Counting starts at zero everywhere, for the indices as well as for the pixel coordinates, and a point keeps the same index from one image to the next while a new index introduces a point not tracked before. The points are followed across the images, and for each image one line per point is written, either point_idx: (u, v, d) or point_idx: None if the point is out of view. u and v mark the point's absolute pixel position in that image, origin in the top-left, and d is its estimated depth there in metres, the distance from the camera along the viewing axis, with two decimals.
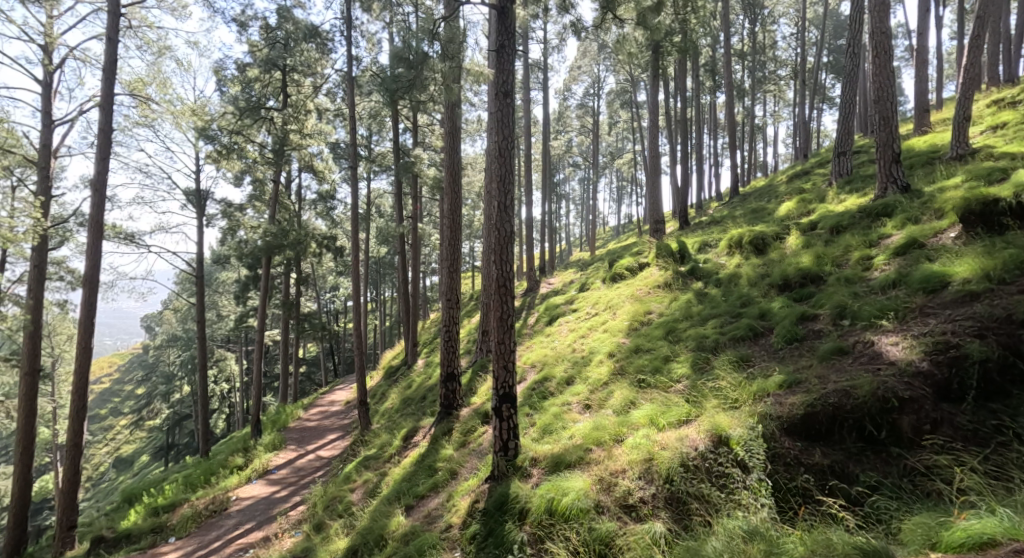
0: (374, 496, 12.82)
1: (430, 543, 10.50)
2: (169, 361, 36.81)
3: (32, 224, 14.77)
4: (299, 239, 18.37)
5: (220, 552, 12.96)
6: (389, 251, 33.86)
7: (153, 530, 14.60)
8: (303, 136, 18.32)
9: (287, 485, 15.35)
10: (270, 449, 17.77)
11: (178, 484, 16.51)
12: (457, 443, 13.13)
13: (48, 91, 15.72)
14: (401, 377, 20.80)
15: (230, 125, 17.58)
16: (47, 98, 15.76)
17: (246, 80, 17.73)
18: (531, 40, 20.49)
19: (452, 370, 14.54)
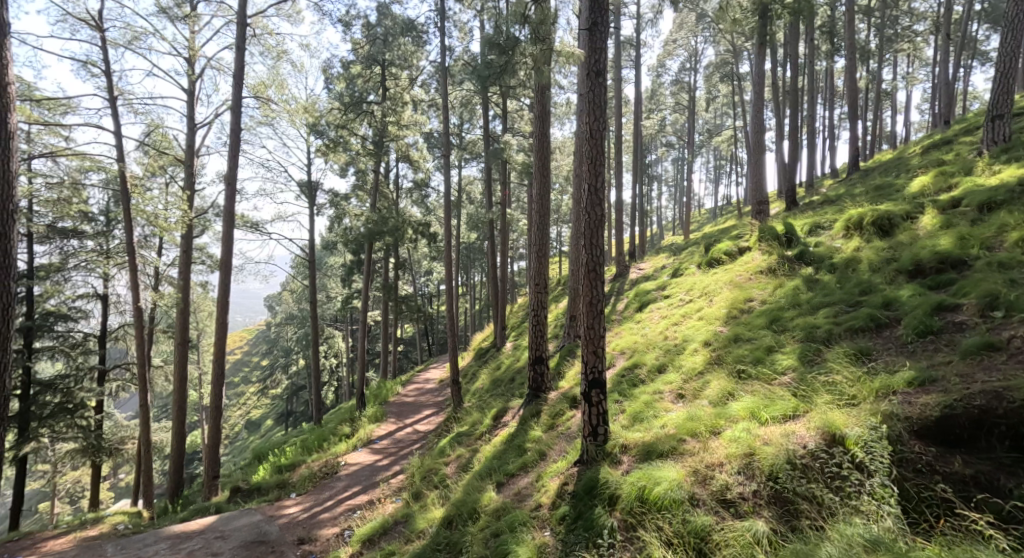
0: (467, 471, 12.84)
1: (520, 521, 10.39)
2: (289, 336, 38.45)
3: (181, 214, 15.90)
4: (399, 226, 18.55)
5: (330, 511, 13.24)
6: (477, 237, 34.10)
7: (279, 486, 14.98)
8: (402, 128, 18.32)
9: (389, 454, 15.62)
10: (373, 420, 18.11)
11: (296, 447, 17.15)
12: (545, 425, 12.98)
13: (191, 98, 16.42)
14: (490, 358, 20.90)
15: (336, 120, 18.18)
16: (190, 104, 16.46)
17: (350, 77, 18.22)
18: (622, 15, 19.95)
19: (541, 353, 14.38)
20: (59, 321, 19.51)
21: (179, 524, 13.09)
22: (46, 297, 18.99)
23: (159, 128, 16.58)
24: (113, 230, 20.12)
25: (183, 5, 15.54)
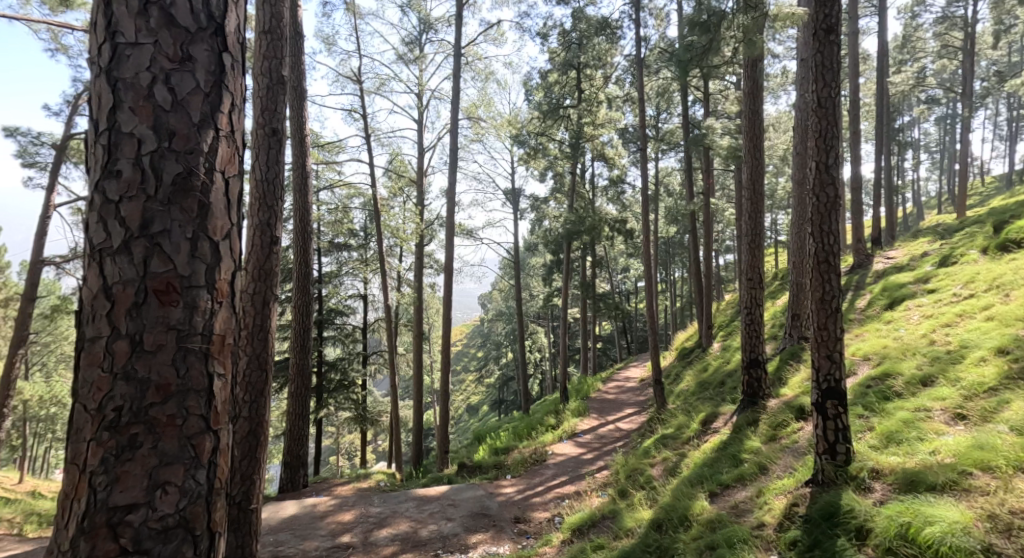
0: (675, 475, 12.00)
1: (740, 537, 9.16)
2: (497, 331, 39.73)
3: (416, 226, 16.71)
4: (596, 225, 17.82)
5: (541, 495, 12.90)
6: (678, 229, 32.85)
7: (495, 466, 14.71)
8: (597, 127, 17.76)
9: (594, 448, 15.17)
10: (577, 413, 17.84)
11: (509, 433, 17.08)
12: (766, 437, 11.84)
13: (421, 126, 17.09)
14: (695, 359, 19.87)
15: (536, 128, 18.14)
16: (421, 131, 17.13)
17: (547, 85, 17.99)
18: None
19: (756, 355, 13.21)
20: (337, 315, 21.51)
21: (422, 489, 13.22)
22: (329, 297, 21.13)
23: (400, 156, 17.74)
24: (370, 244, 21.88)
25: (414, 48, 16.11)
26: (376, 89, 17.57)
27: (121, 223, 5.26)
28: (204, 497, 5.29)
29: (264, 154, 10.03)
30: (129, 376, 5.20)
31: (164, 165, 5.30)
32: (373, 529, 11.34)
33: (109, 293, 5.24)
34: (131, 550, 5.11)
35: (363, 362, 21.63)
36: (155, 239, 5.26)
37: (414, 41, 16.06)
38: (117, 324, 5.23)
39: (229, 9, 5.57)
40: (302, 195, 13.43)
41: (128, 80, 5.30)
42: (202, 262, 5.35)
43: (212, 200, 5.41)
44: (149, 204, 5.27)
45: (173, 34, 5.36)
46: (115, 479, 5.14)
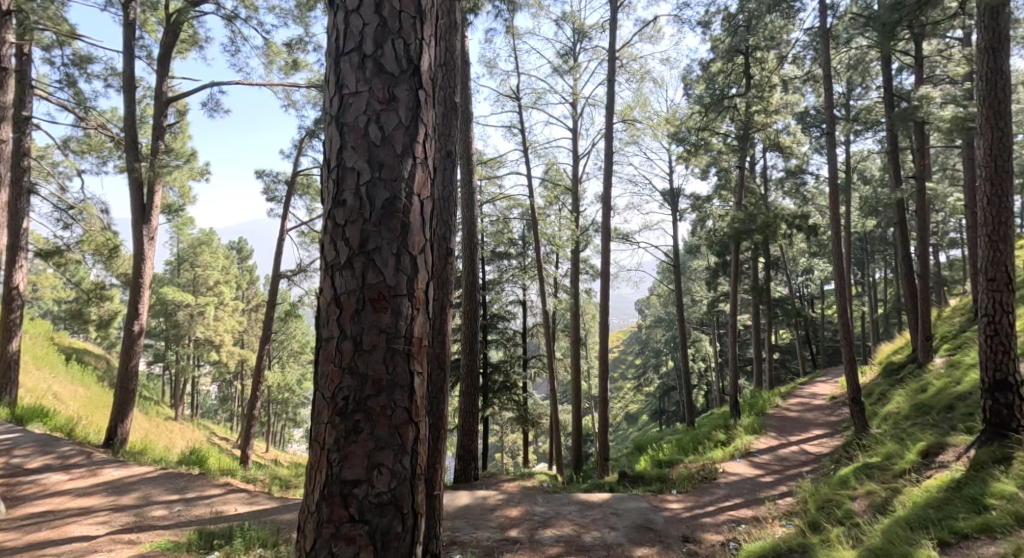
0: (884, 514, 10.58)
1: None
2: (657, 338, 38.72)
3: (573, 234, 16.59)
4: (770, 222, 15.82)
5: (712, 515, 12.04)
6: (886, 222, 29.29)
7: (659, 478, 13.77)
8: (770, 115, 16.19)
9: (772, 471, 14.01)
10: (750, 431, 16.46)
11: (672, 447, 16.24)
12: (1020, 479, 9.83)
13: (575, 133, 16.91)
14: (908, 378, 17.42)
15: (698, 124, 17.00)
16: (575, 137, 16.98)
17: (710, 76, 17.13)
18: None
19: (1007, 378, 10.94)
20: (500, 321, 21.92)
21: (584, 493, 12.82)
22: (493, 303, 21.89)
23: (556, 164, 17.67)
24: (529, 251, 21.94)
25: (569, 59, 16.00)
26: (533, 103, 17.81)
27: (347, 244, 7.16)
28: (408, 480, 7.17)
29: (440, 177, 11.09)
30: (353, 369, 7.11)
31: (376, 192, 7.17)
32: (538, 527, 11.31)
33: (339, 301, 7.16)
34: (358, 517, 7.05)
35: (523, 365, 21.84)
36: (371, 254, 7.14)
37: (569, 50, 15.93)
38: (345, 326, 7.13)
39: (421, 52, 7.33)
40: (469, 210, 14.27)
41: (350, 124, 7.21)
42: (404, 275, 7.18)
43: (411, 220, 7.23)
44: (366, 226, 7.15)
45: (383, 81, 7.21)
46: (345, 457, 7.08)
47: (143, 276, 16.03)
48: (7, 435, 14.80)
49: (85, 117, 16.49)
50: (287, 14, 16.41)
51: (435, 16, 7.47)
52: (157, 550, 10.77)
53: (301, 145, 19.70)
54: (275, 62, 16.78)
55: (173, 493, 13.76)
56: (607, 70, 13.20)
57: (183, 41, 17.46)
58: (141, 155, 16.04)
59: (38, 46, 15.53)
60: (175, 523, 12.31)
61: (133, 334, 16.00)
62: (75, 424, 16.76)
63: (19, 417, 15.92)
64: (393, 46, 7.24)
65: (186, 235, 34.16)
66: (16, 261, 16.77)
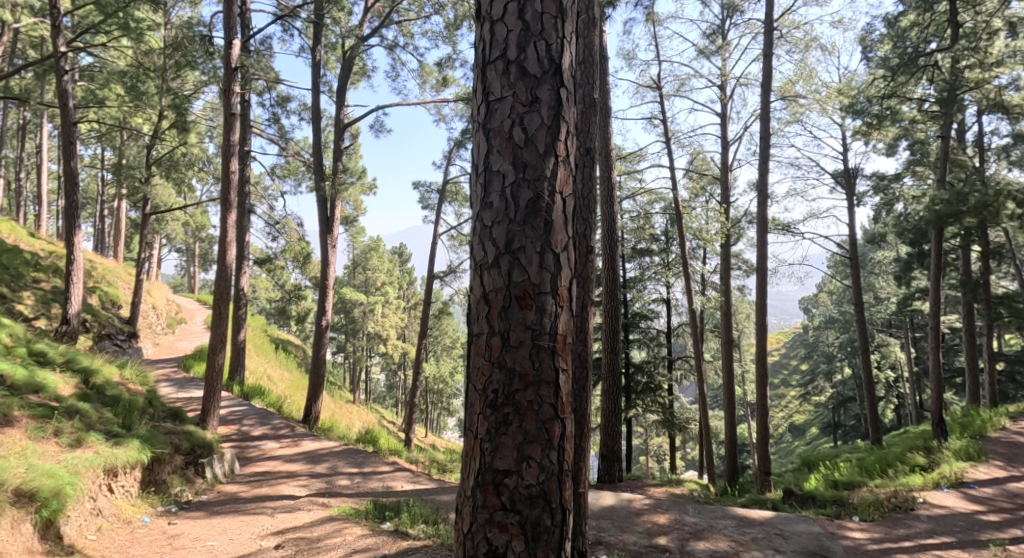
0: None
1: None
2: (829, 342, 35.86)
3: (722, 225, 15.47)
4: (987, 201, 13.83)
5: (908, 553, 10.49)
6: None
7: (835, 501, 12.23)
8: (986, 70, 14.06)
9: (988, 509, 11.91)
10: (961, 457, 14.06)
11: (851, 466, 14.54)
12: None
13: (724, 117, 15.83)
14: None
15: (881, 92, 15.26)
16: (724, 121, 15.88)
17: (899, 33, 15.12)
18: None
19: None
20: (642, 320, 21.06)
21: (744, 509, 11.69)
22: (632, 302, 21.03)
23: (702, 154, 16.60)
24: (673, 248, 20.98)
25: (717, 38, 14.91)
26: (676, 91, 16.74)
27: (494, 244, 6.71)
28: (557, 475, 6.68)
29: (580, 174, 10.52)
30: (502, 364, 6.67)
31: (520, 191, 6.70)
32: (690, 538, 10.46)
33: (487, 298, 6.71)
34: (509, 507, 6.62)
35: (669, 367, 20.93)
36: (517, 254, 6.67)
37: (717, 29, 14.84)
38: (492, 323, 6.69)
39: (564, 51, 6.81)
40: (608, 205, 13.64)
41: (496, 128, 6.75)
42: (548, 272, 6.68)
43: (556, 219, 6.72)
44: (511, 226, 6.68)
45: (526, 84, 6.73)
46: (495, 447, 6.65)
47: (328, 278, 16.62)
48: (235, 409, 16.37)
49: (286, 148, 17.27)
50: (437, 35, 16.46)
51: (577, 12, 6.92)
52: (343, 515, 11.07)
53: (450, 155, 19.83)
54: (427, 81, 16.91)
55: (354, 466, 14.25)
56: (765, 43, 12.03)
57: (356, 74, 18.30)
58: (325, 175, 16.68)
59: (252, 92, 16.39)
60: (356, 493, 12.79)
61: (321, 328, 16.66)
62: (283, 402, 18.24)
63: (245, 394, 17.67)
64: (536, 48, 6.74)
65: (359, 242, 35.59)
66: (240, 267, 17.87)
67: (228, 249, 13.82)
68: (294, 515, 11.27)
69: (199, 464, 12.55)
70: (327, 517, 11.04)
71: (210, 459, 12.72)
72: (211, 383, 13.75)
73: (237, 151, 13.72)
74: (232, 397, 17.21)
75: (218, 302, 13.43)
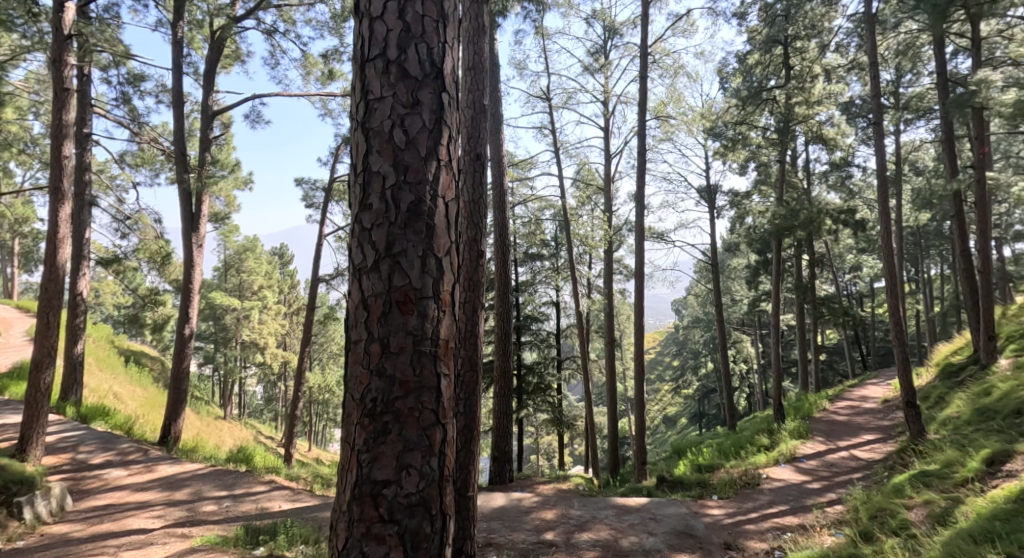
0: (944, 525, 9.87)
1: None
2: (696, 339, 38.26)
3: (607, 232, 16.33)
4: (812, 217, 15.41)
5: (755, 522, 11.55)
6: (932, 218, 28.49)
7: (699, 482, 13.45)
8: (811, 106, 15.96)
9: (818, 477, 13.31)
10: (796, 436, 15.67)
11: (712, 449, 15.74)
12: None
13: (607, 131, 16.77)
14: (967, 379, 15.88)
15: (734, 118, 16.64)
16: (607, 135, 16.79)
17: (747, 69, 16.58)
18: None
19: None
20: (534, 322, 21.76)
21: (622, 498, 12.53)
22: (525, 305, 21.89)
23: (587, 165, 17.48)
24: (563, 252, 21.77)
25: (600, 57, 15.81)
26: (564, 103, 17.67)
27: (374, 247, 7.09)
28: (437, 481, 7.08)
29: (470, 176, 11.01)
30: (381, 371, 7.05)
31: (402, 194, 7.10)
32: (575, 530, 11.10)
33: (367, 303, 7.09)
34: (388, 517, 6.98)
35: (558, 367, 21.45)
36: (397, 257, 7.07)
37: (600, 48, 15.76)
38: (373, 330, 7.07)
39: (444, 56, 7.25)
40: (500, 211, 14.13)
41: (376, 129, 7.13)
42: (429, 277, 7.11)
43: (437, 223, 7.17)
44: (392, 229, 7.08)
45: (407, 85, 7.14)
46: (374, 457, 7.02)
47: (193, 281, 16.06)
48: (69, 435, 15.21)
49: (140, 132, 16.84)
50: (323, 25, 16.57)
51: (457, 18, 7.40)
52: (207, 544, 10.91)
53: (337, 153, 19.95)
54: (312, 73, 16.93)
55: (221, 489, 13.86)
56: (639, 66, 12.93)
57: (226, 57, 17.81)
58: (190, 167, 16.11)
59: (97, 66, 15.80)
60: (224, 518, 12.42)
61: (185, 337, 15.95)
62: (132, 422, 17.12)
63: (82, 415, 16.45)
64: (417, 49, 7.16)
65: (231, 242, 34.72)
66: (78, 267, 16.85)
67: (62, 247, 12.82)
68: (143, 551, 10.82)
69: (14, 503, 11.46)
70: (187, 549, 10.82)
71: (28, 497, 11.62)
72: (35, 402, 12.63)
73: (72, 133, 13.08)
74: (65, 421, 15.99)
75: (47, 306, 12.53)
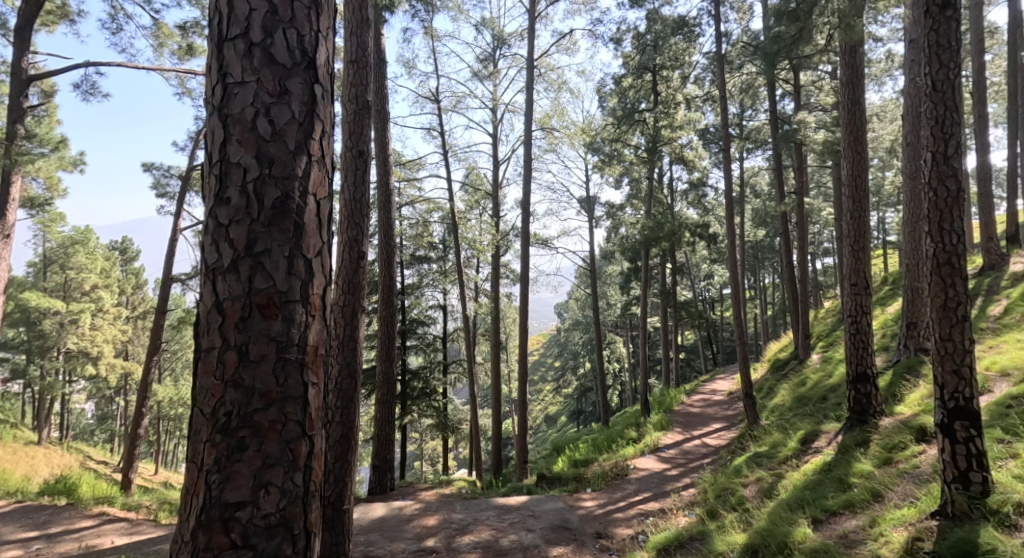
0: (770, 497, 10.90)
1: None
2: (575, 341, 39.51)
3: (493, 237, 16.88)
4: (676, 230, 16.79)
5: (623, 511, 12.31)
6: (770, 231, 31.49)
7: (575, 478, 14.22)
8: (675, 130, 17.39)
9: (678, 464, 14.28)
10: (660, 427, 16.76)
11: (588, 445, 16.59)
12: (878, 459, 10.47)
13: (496, 138, 17.27)
14: (792, 372, 17.83)
15: (611, 135, 17.62)
16: (495, 142, 17.29)
17: (623, 91, 17.57)
18: None
19: (863, 369, 11.97)
20: (420, 326, 21.90)
21: (503, 499, 13.05)
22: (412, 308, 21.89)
23: (476, 169, 17.99)
24: (450, 257, 22.21)
25: (489, 65, 16.30)
26: (453, 106, 17.89)
27: (231, 244, 5.66)
28: (302, 497, 5.65)
29: (352, 175, 10.53)
30: (238, 382, 5.60)
31: (266, 189, 5.69)
32: (456, 535, 11.33)
33: (220, 307, 5.64)
34: (241, 544, 5.50)
35: (444, 372, 22.10)
36: (260, 257, 5.65)
37: (489, 56, 16.24)
38: (226, 335, 5.63)
39: (319, 45, 5.90)
40: (385, 211, 14.14)
41: (236, 113, 5.70)
42: (298, 278, 5.72)
43: (306, 221, 5.77)
44: (254, 226, 5.66)
45: (272, 72, 5.73)
46: (226, 478, 5.55)
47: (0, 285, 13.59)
48: None
49: None
50: None
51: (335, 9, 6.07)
52: None
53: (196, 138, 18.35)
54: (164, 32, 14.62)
55: (35, 530, 12.39)
56: (526, 79, 13.50)
57: None
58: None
59: None
60: None
61: None
62: None
63: None
64: (284, 35, 5.76)
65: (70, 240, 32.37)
66: None
67: None
68: None
69: None
70: None
71: None
72: None
73: None
74: None
75: None
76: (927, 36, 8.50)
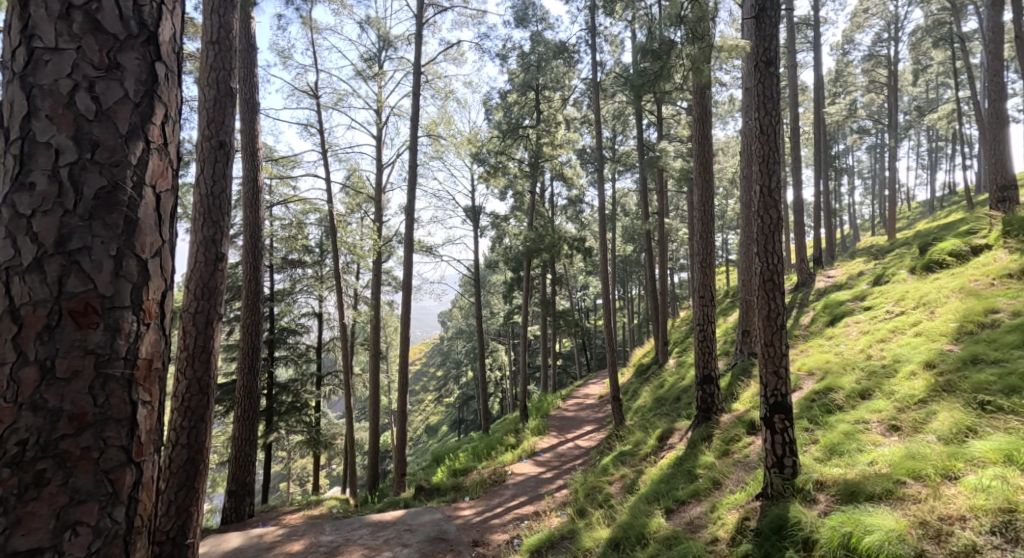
0: (632, 492, 11.19)
1: (693, 549, 8.34)
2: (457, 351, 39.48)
3: (374, 242, 16.44)
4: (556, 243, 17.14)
5: (500, 516, 12.30)
6: (635, 246, 32.93)
7: (454, 489, 14.14)
8: (556, 147, 17.74)
9: (552, 467, 14.44)
10: (536, 432, 16.96)
11: (467, 453, 16.52)
12: (718, 451, 11.01)
13: (379, 142, 16.95)
14: (652, 375, 18.56)
15: (495, 148, 17.68)
16: (379, 146, 17.00)
17: (507, 105, 17.87)
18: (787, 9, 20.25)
19: (709, 372, 12.58)
20: (290, 335, 21.15)
21: (377, 515, 12.72)
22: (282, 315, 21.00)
23: (358, 171, 17.46)
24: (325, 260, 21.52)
25: (373, 65, 16.00)
26: (335, 104, 17.36)
27: (35, 238, 4.38)
28: (123, 536, 4.44)
29: (210, 169, 9.65)
30: (37, 405, 4.31)
31: (85, 177, 4.45)
32: None
33: (17, 315, 4.33)
34: None
35: (316, 384, 21.50)
36: (76, 256, 4.39)
37: (373, 57, 15.95)
38: (24, 348, 4.32)
39: (164, 19, 4.75)
40: (252, 208, 13.39)
41: (45, 86, 4.45)
42: (128, 281, 4.51)
43: (141, 215, 4.58)
44: (66, 218, 4.40)
45: (98, 41, 4.52)
46: (16, 520, 4.24)
47: None
48: None
49: None
50: None
51: None
52: None
53: None
54: None
55: None
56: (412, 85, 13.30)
57: None
58: None
59: None
60: None
61: None
62: None
63: None
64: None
65: None
66: None
67: None
68: None
69: None
70: None
71: None
72: None
73: None
74: None
75: None
76: (755, 87, 8.96)
